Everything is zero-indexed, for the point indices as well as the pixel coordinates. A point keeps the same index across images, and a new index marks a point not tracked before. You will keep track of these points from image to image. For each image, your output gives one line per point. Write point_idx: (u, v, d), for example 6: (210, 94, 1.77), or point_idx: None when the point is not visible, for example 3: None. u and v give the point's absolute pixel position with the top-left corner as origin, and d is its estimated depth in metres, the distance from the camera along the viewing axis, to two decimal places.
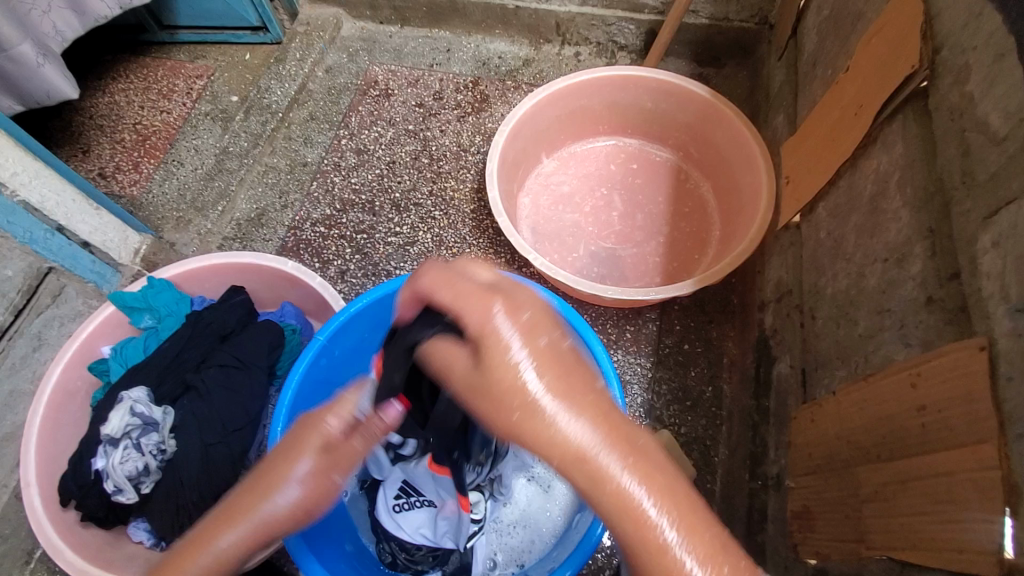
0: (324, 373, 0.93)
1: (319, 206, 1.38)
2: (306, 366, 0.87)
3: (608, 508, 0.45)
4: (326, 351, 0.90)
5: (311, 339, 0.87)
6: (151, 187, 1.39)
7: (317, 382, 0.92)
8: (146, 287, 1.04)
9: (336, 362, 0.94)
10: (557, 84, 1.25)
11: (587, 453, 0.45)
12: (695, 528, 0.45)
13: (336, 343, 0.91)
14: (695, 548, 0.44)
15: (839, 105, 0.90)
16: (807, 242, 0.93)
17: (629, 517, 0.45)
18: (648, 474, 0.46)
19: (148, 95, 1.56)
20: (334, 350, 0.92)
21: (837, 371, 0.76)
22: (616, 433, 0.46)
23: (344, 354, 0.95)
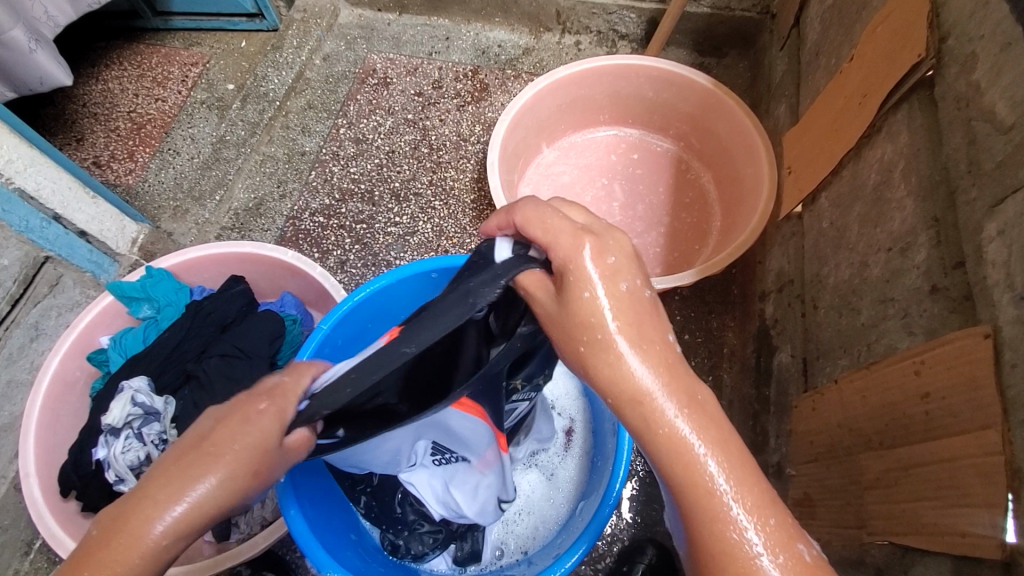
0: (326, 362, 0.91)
1: (318, 196, 1.37)
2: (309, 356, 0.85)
3: (659, 451, 0.47)
4: (329, 340, 0.88)
5: (314, 329, 0.86)
6: (147, 176, 1.38)
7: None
8: (144, 277, 1.03)
9: (338, 351, 0.93)
10: (558, 73, 1.24)
11: (646, 392, 0.48)
12: (748, 482, 0.46)
13: (340, 333, 0.90)
14: (748, 503, 0.45)
15: (842, 95, 0.90)
16: (809, 233, 0.93)
17: (679, 462, 0.46)
18: (704, 423, 0.47)
19: (143, 82, 1.54)
20: (337, 340, 0.91)
21: (839, 359, 0.76)
22: (675, 376, 0.49)
23: (346, 343, 0.94)
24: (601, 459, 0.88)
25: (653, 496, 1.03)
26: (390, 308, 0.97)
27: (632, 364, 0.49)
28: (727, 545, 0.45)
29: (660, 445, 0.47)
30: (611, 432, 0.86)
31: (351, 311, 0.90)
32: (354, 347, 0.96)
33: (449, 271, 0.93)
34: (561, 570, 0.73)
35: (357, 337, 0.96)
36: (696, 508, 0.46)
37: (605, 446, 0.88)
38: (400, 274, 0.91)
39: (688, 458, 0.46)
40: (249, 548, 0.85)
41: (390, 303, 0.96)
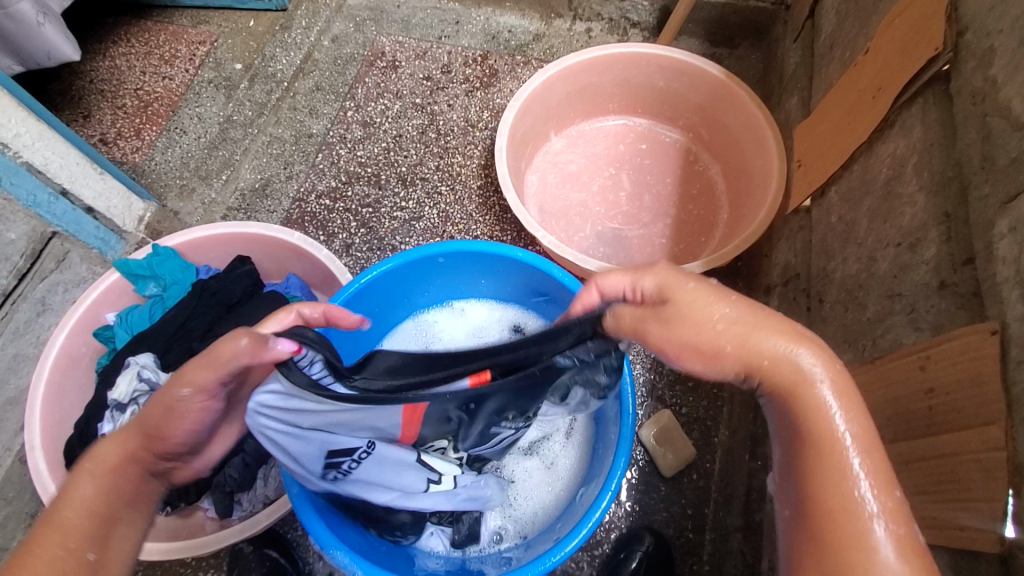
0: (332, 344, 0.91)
1: (325, 178, 1.37)
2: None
3: (805, 423, 0.50)
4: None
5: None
6: (154, 154, 1.38)
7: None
8: (152, 256, 1.04)
9: (344, 333, 0.92)
10: (568, 60, 1.23)
11: (807, 377, 0.51)
12: (884, 484, 0.47)
13: (346, 315, 0.90)
14: (882, 501, 0.46)
15: (856, 88, 0.89)
16: (817, 226, 0.92)
17: (823, 444, 0.49)
18: (854, 411, 0.50)
19: (150, 60, 1.53)
20: (343, 322, 0.91)
21: (843, 354, 0.76)
22: (834, 362, 0.52)
23: (352, 325, 0.94)
24: (601, 448, 0.88)
25: (652, 485, 1.04)
26: (396, 290, 0.97)
27: (801, 357, 0.52)
28: (852, 523, 0.46)
29: (807, 431, 0.50)
30: (613, 421, 0.86)
31: (357, 293, 0.90)
32: (360, 329, 0.96)
33: (455, 255, 0.93)
34: (559, 555, 0.74)
35: (363, 319, 0.95)
36: (823, 490, 0.47)
37: (606, 435, 0.88)
38: (407, 257, 0.91)
39: (820, 416, 0.49)
40: (251, 524, 0.86)
41: (396, 285, 0.96)
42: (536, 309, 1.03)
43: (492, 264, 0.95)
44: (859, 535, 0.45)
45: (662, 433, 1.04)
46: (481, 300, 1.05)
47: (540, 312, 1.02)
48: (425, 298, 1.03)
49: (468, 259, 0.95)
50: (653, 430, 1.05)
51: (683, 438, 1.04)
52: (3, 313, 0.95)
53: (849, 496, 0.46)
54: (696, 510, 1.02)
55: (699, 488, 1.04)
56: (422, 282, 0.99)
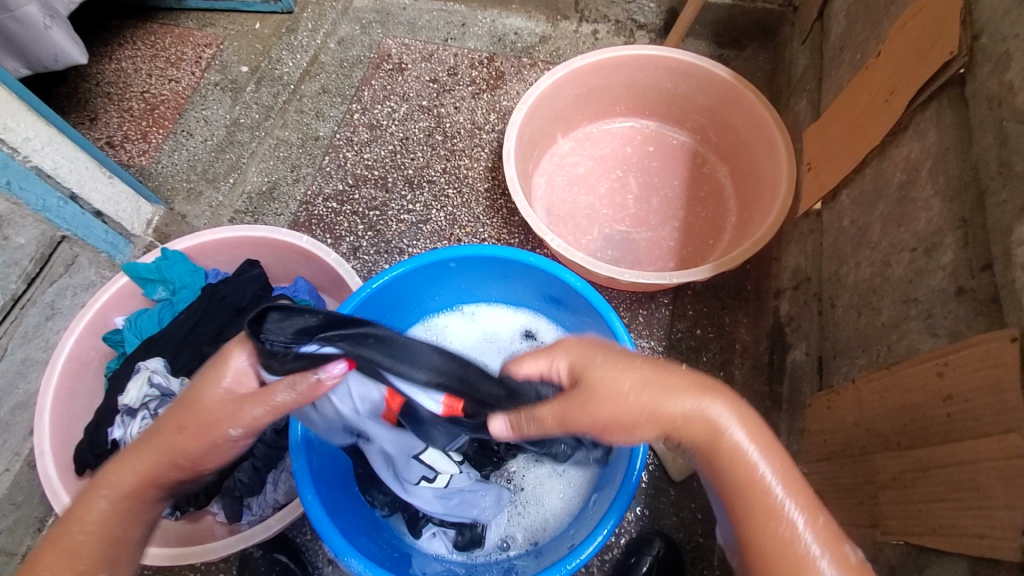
0: None
1: (332, 181, 1.37)
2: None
3: (732, 471, 0.56)
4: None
5: (332, 315, 0.86)
6: (160, 157, 1.38)
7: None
8: (159, 259, 1.04)
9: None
10: (575, 63, 1.23)
11: (717, 429, 0.57)
12: (807, 505, 0.55)
13: (357, 320, 0.90)
14: (812, 524, 0.54)
15: (867, 92, 0.89)
16: (828, 230, 0.92)
17: (747, 486, 0.55)
18: (762, 443, 0.57)
19: (156, 63, 1.53)
20: None
21: (856, 359, 0.76)
22: (715, 392, 0.58)
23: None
24: (614, 455, 0.87)
25: (661, 490, 1.04)
26: (407, 295, 0.96)
27: (686, 406, 0.57)
28: (802, 558, 0.52)
29: (732, 485, 0.56)
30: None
31: (370, 297, 0.90)
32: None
33: (467, 260, 0.93)
34: (575, 561, 0.73)
35: None
36: (753, 526, 0.55)
37: (619, 442, 0.88)
38: (419, 262, 0.91)
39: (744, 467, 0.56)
40: (261, 529, 0.86)
41: (407, 290, 0.96)
42: (546, 313, 1.03)
43: (504, 269, 0.95)
44: (798, 557, 0.53)
45: None
46: (493, 305, 1.05)
47: (550, 316, 1.02)
48: (437, 303, 1.03)
49: (480, 264, 0.95)
50: None
51: None
52: (12, 317, 0.95)
53: (801, 551, 0.52)
54: (706, 515, 1.02)
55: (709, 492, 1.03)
56: (434, 287, 0.99)
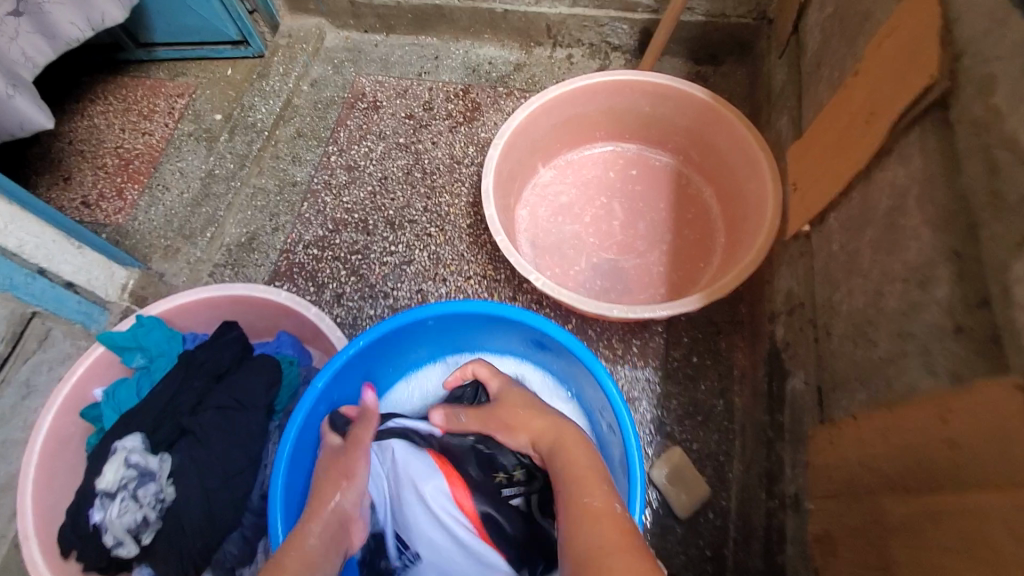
0: (324, 419, 0.91)
1: (312, 227, 1.34)
2: (305, 414, 0.85)
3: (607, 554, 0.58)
4: (325, 395, 0.88)
5: (308, 386, 0.85)
6: (136, 214, 1.36)
7: (319, 426, 0.90)
8: (135, 326, 1.01)
9: (336, 404, 0.92)
10: (549, 94, 1.22)
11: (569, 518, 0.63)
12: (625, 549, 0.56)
13: (334, 388, 0.89)
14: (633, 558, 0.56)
15: (848, 111, 0.87)
16: (818, 254, 0.90)
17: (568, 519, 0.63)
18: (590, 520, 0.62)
19: (129, 116, 1.51)
20: (333, 395, 0.91)
21: (855, 393, 0.72)
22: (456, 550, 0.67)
23: (344, 395, 0.93)
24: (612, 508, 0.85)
25: (667, 528, 1.00)
26: (386, 356, 0.95)
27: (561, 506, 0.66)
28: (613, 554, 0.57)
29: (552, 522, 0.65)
30: (620, 481, 0.83)
31: (347, 363, 0.89)
32: (354, 395, 0.95)
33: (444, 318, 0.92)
34: None
35: (353, 388, 0.95)
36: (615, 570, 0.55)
37: (614, 495, 0.86)
38: (395, 323, 0.90)
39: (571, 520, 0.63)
40: None
41: (386, 350, 0.94)
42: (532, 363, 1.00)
43: (485, 321, 0.93)
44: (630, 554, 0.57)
45: (674, 472, 1.01)
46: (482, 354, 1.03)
47: (536, 365, 1.00)
48: (422, 356, 1.01)
49: (458, 320, 0.94)
50: (664, 469, 1.02)
51: (696, 478, 1.01)
52: None
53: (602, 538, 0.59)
54: (716, 552, 0.98)
55: (717, 528, 1.00)
56: (415, 342, 0.97)
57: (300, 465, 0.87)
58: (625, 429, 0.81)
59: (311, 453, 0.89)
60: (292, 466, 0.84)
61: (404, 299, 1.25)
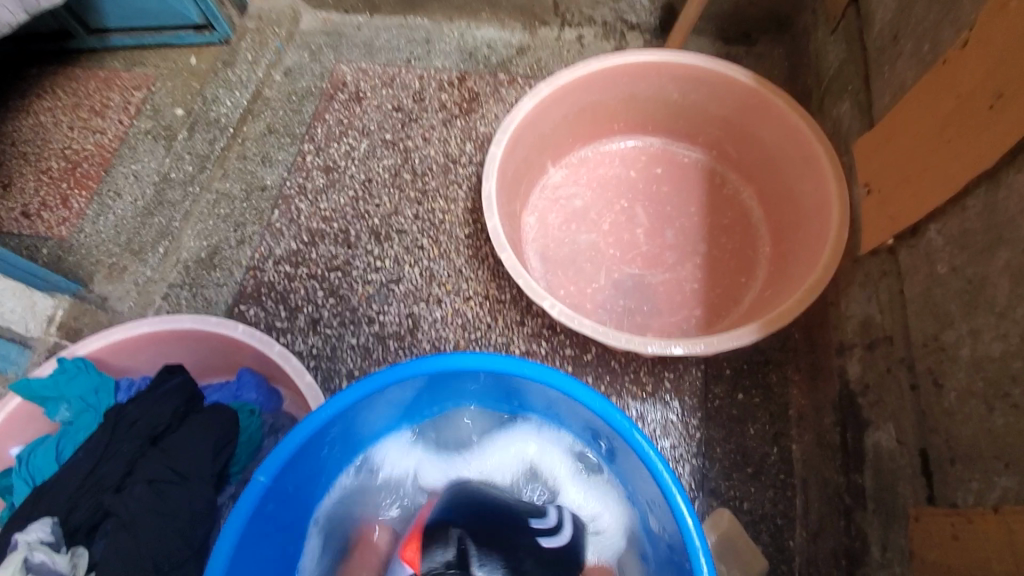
0: (272, 524, 0.63)
1: (284, 240, 1.15)
2: (243, 524, 0.58)
3: None
4: (273, 492, 0.61)
5: (247, 484, 0.58)
6: (82, 226, 1.16)
7: (266, 535, 0.63)
8: (55, 372, 0.81)
9: (288, 500, 0.65)
10: (562, 78, 1.03)
11: None
12: None
13: (288, 478, 0.63)
14: None
15: (954, 93, 0.68)
16: (912, 277, 0.71)
17: None
18: None
19: (79, 113, 1.31)
20: (286, 487, 0.64)
21: (999, 478, 0.55)
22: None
23: (300, 485, 0.67)
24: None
25: None
26: (356, 427, 0.70)
27: None
28: None
29: None
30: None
31: (303, 443, 0.63)
32: (313, 481, 0.69)
33: (438, 375, 0.67)
34: None
35: (313, 472, 0.68)
36: None
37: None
38: (370, 385, 0.64)
39: None
40: None
41: (355, 422, 0.69)
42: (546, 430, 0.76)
43: (491, 378, 0.69)
44: None
45: (723, 543, 0.82)
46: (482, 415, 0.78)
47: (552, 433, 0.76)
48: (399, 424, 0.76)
49: (456, 377, 0.70)
50: (710, 538, 0.83)
51: (751, 546, 0.81)
52: None
53: None
54: None
55: None
56: (396, 405, 0.71)
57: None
58: (691, 532, 0.58)
59: (252, 574, 0.61)
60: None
61: (392, 325, 1.06)
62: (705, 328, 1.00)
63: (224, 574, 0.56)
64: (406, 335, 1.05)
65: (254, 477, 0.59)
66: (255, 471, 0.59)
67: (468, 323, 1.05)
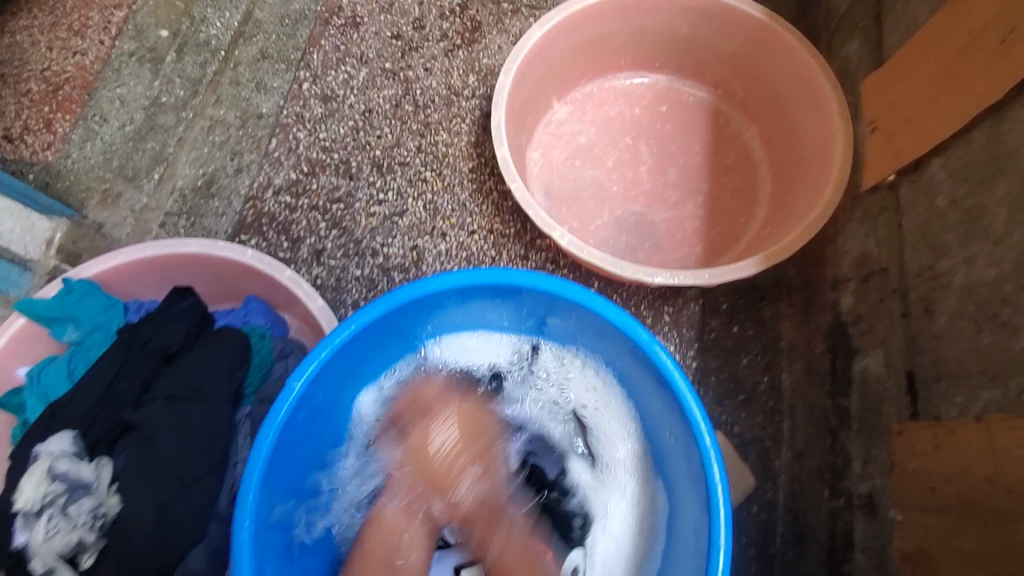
0: (304, 429, 0.70)
1: (282, 169, 1.12)
2: (280, 424, 0.64)
3: None
4: (305, 399, 0.67)
5: (282, 389, 0.64)
6: (69, 150, 1.12)
7: (298, 440, 0.69)
8: (63, 293, 0.81)
9: (318, 409, 0.71)
10: (572, 6, 1.01)
11: None
12: None
13: (319, 386, 0.69)
14: None
15: (968, 28, 0.69)
16: (912, 211, 0.74)
17: None
18: None
19: (57, 32, 1.22)
20: (317, 397, 0.70)
21: (981, 391, 0.61)
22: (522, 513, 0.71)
23: (328, 397, 0.72)
24: (676, 538, 0.70)
25: None
26: (380, 342, 0.75)
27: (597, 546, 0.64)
28: None
29: None
30: (691, 501, 0.68)
31: (331, 355, 0.68)
32: (339, 395, 0.75)
33: (459, 292, 0.72)
34: None
35: (340, 384, 0.74)
36: None
37: (677, 522, 0.71)
38: (395, 299, 0.70)
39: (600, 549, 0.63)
40: None
41: (378, 339, 0.74)
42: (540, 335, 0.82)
43: (503, 292, 0.74)
44: None
45: None
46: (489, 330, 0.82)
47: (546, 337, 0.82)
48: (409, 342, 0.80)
49: (476, 294, 0.74)
50: None
51: (737, 468, 0.89)
52: None
53: None
54: (761, 550, 0.87)
55: (762, 524, 0.88)
56: (412, 322, 0.76)
57: (276, 493, 0.66)
58: (702, 433, 0.65)
59: (287, 473, 0.68)
60: (264, 496, 0.63)
61: (396, 257, 1.06)
62: (704, 265, 1.03)
63: (267, 467, 0.63)
64: (411, 268, 1.06)
65: (286, 383, 0.64)
66: (285, 379, 0.65)
67: (472, 256, 1.06)
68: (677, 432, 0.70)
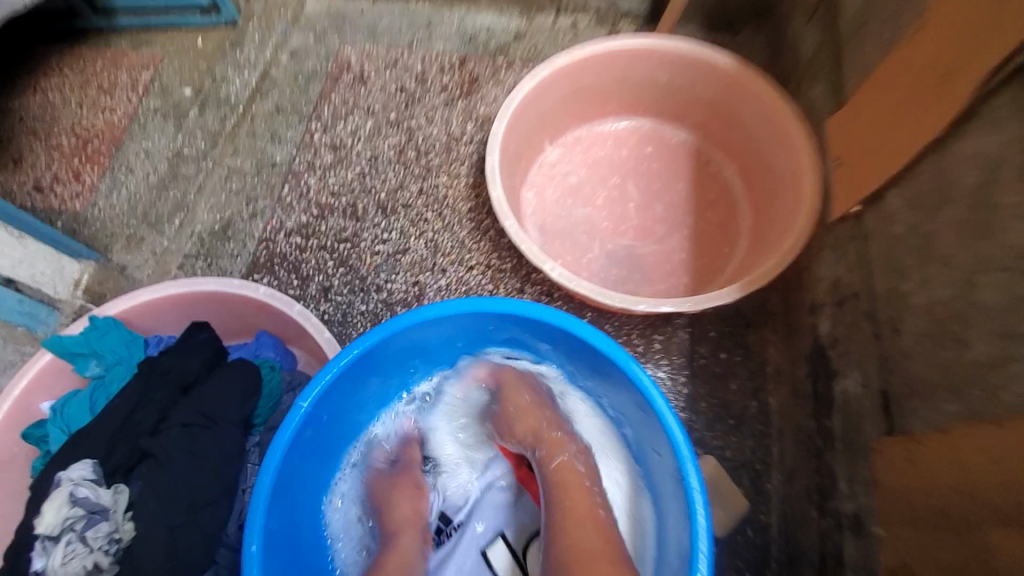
0: (309, 447, 0.74)
1: (294, 213, 1.20)
2: (287, 442, 0.68)
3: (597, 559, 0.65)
4: (311, 418, 0.72)
5: (290, 409, 0.69)
6: (97, 199, 1.21)
7: (303, 457, 0.74)
8: (89, 330, 0.87)
9: (322, 428, 0.76)
10: (559, 59, 1.10)
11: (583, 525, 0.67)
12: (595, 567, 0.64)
13: (324, 406, 0.74)
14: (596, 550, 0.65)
15: (911, 73, 0.76)
16: (876, 238, 0.79)
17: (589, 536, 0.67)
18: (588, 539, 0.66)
19: (87, 90, 1.34)
20: (322, 417, 0.75)
21: (945, 404, 0.64)
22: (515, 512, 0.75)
23: (332, 417, 0.77)
24: (666, 548, 0.72)
25: None
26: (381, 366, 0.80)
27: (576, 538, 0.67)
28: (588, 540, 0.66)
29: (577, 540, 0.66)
30: (677, 511, 0.71)
31: (336, 378, 0.73)
32: (342, 416, 0.79)
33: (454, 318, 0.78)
34: None
35: (344, 406, 0.79)
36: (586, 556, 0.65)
37: (666, 534, 0.73)
38: (396, 325, 0.75)
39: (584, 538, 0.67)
40: None
41: (380, 363, 0.79)
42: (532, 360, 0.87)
43: (496, 318, 0.79)
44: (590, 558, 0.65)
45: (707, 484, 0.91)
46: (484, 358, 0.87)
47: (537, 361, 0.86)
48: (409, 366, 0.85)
49: (471, 321, 0.80)
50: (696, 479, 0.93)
51: (732, 490, 0.92)
52: None
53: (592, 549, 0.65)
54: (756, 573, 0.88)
55: (756, 547, 0.90)
56: (411, 347, 0.81)
57: (282, 508, 0.70)
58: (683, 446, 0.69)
59: (292, 489, 0.72)
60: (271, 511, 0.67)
61: (399, 293, 1.13)
62: (691, 294, 1.08)
63: (274, 482, 0.67)
64: (413, 302, 1.12)
65: (293, 404, 0.69)
66: (293, 399, 0.69)
67: (471, 290, 1.12)
68: (660, 446, 0.73)
